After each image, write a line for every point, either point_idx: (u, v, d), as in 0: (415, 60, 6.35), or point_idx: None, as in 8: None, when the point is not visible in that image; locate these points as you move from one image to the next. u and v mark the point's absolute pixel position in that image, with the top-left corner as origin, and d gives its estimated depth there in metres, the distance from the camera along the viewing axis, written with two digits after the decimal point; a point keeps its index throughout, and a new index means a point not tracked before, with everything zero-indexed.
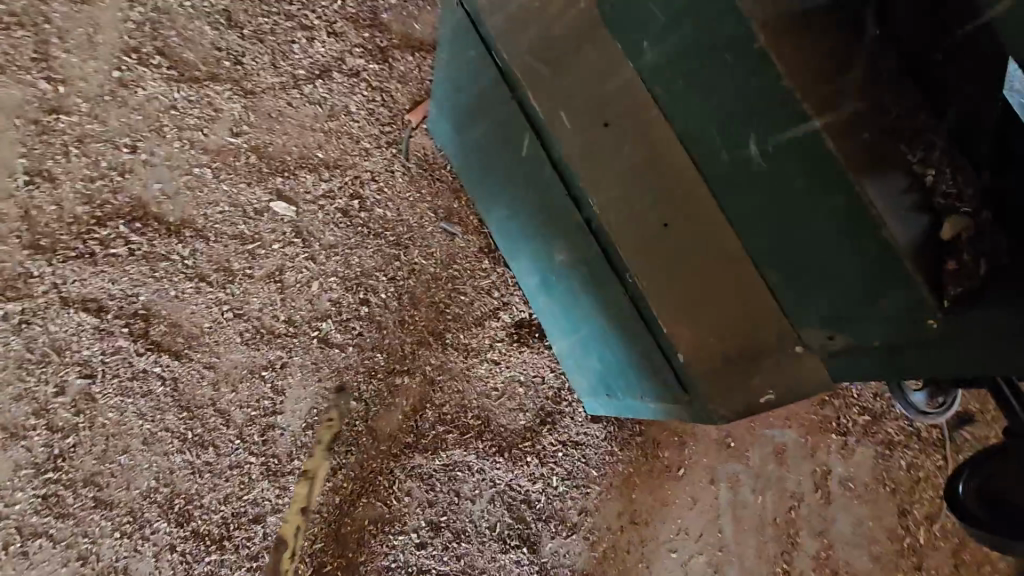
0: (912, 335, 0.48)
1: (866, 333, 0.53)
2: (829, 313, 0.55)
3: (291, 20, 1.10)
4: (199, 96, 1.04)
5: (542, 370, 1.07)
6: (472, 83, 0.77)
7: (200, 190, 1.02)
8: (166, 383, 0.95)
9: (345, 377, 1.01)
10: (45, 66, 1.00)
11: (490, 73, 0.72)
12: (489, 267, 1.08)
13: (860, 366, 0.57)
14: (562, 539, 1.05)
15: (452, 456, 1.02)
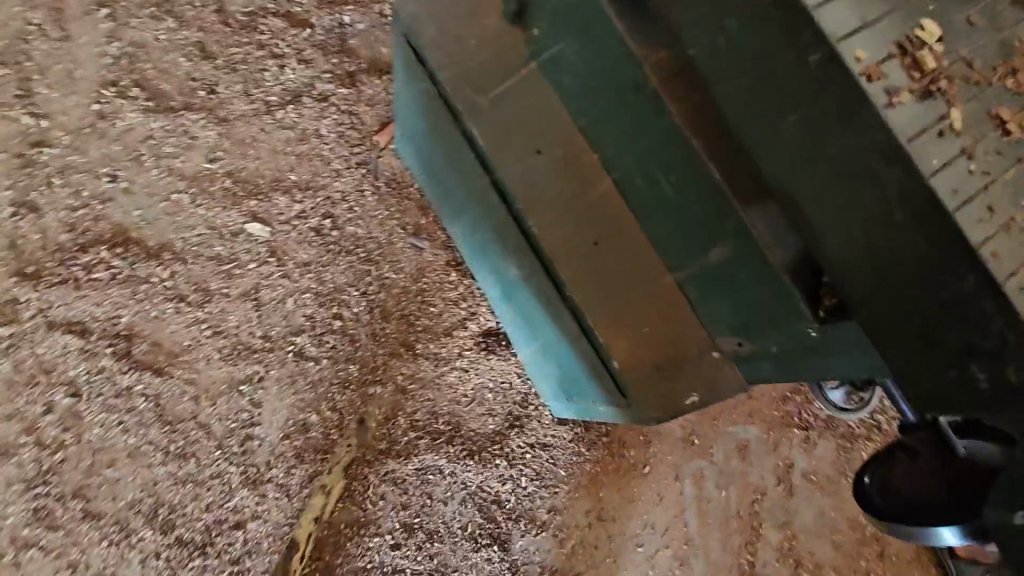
0: (802, 343, 0.53)
1: (767, 340, 0.58)
2: (736, 322, 0.60)
3: (262, 50, 1.16)
4: (176, 125, 1.10)
5: (510, 376, 1.13)
6: (424, 109, 0.82)
7: (178, 214, 1.07)
8: (149, 400, 1.00)
9: (320, 388, 1.06)
10: (28, 102, 1.06)
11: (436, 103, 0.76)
12: (456, 280, 1.14)
13: (766, 370, 0.62)
14: (532, 536, 1.11)
15: (424, 460, 1.08)
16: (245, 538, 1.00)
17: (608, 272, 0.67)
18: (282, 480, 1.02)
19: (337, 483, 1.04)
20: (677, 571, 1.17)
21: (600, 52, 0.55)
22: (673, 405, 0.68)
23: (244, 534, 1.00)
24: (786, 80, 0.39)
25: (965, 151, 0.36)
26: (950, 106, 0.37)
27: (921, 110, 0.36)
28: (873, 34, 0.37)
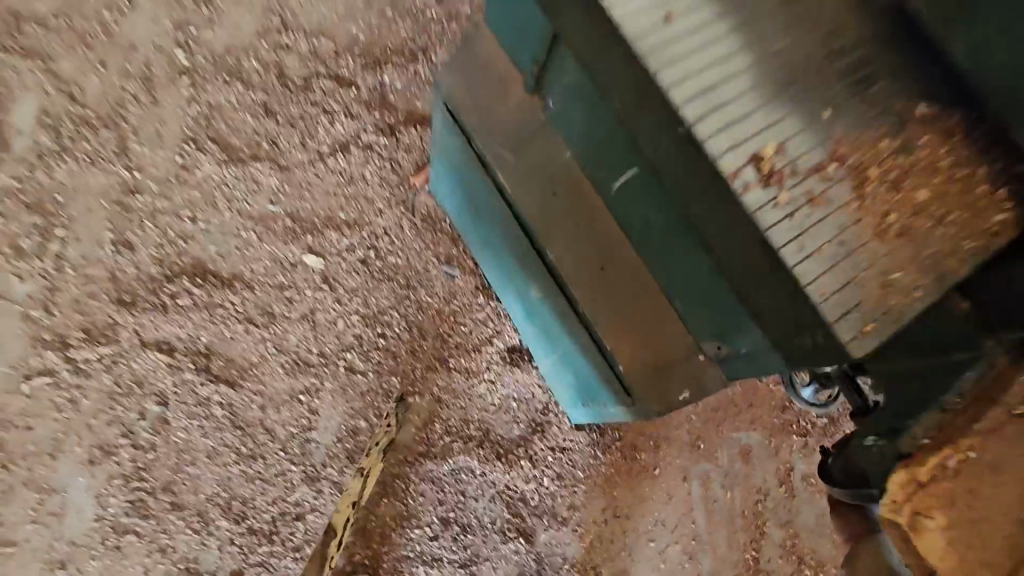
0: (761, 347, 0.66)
1: (736, 344, 0.72)
2: (715, 329, 0.74)
3: (317, 107, 1.37)
4: (244, 173, 1.30)
5: (532, 387, 1.27)
6: (461, 157, 0.99)
7: (247, 249, 1.25)
8: (224, 407, 1.16)
9: (367, 398, 1.22)
10: (124, 158, 1.26)
11: (471, 154, 0.94)
12: (483, 302, 1.30)
13: (740, 369, 0.76)
14: (555, 531, 1.24)
15: (458, 461, 1.22)
16: (305, 528, 1.15)
17: (611, 292, 0.82)
18: (336, 478, 1.18)
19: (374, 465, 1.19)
20: (686, 564, 1.29)
21: (598, 124, 0.70)
22: (665, 395, 0.83)
23: (304, 525, 1.15)
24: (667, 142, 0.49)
25: (793, 209, 0.45)
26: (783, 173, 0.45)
27: (757, 178, 0.45)
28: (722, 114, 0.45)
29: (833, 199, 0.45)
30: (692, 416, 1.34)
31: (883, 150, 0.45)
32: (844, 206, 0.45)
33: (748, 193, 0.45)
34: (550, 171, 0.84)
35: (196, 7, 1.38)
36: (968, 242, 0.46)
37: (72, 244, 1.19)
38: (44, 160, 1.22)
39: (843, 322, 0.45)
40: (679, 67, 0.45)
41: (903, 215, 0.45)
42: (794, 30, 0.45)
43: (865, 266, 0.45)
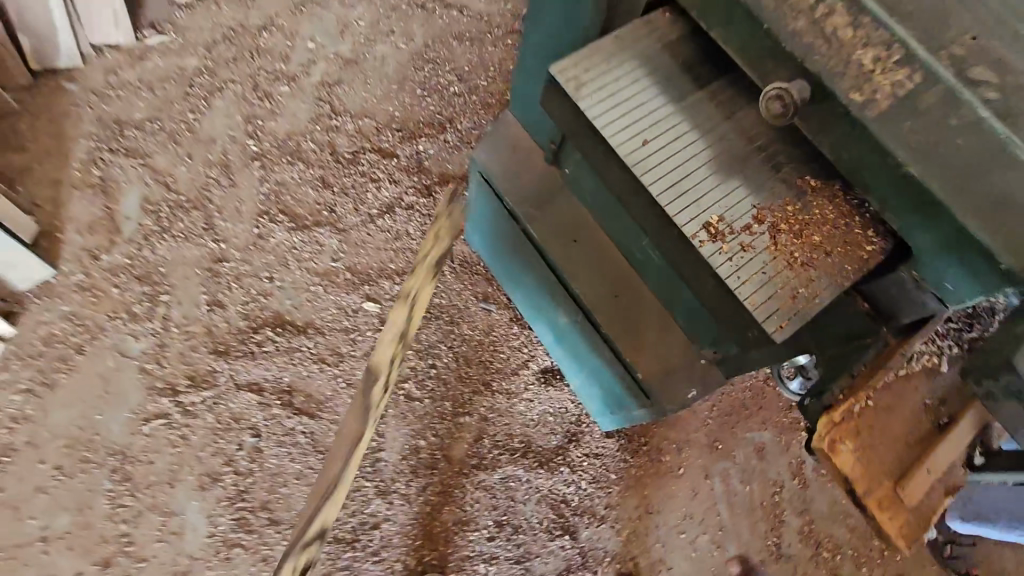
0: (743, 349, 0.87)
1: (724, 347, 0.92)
2: (710, 337, 0.95)
3: (365, 177, 1.63)
4: (310, 237, 1.54)
5: (565, 403, 1.47)
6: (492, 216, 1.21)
7: (316, 300, 1.49)
8: (307, 436, 1.38)
9: (424, 420, 1.43)
10: (212, 232, 1.52)
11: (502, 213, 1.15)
12: (518, 331, 1.51)
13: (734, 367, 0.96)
14: (595, 527, 1.41)
15: (506, 471, 1.41)
16: (380, 536, 1.34)
17: (626, 314, 1.03)
18: (403, 492, 1.37)
19: (422, 287, 1.16)
20: (716, 553, 1.44)
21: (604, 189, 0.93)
22: (674, 395, 1.00)
23: (379, 533, 1.34)
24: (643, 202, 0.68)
25: (726, 243, 0.60)
26: (719, 219, 0.60)
27: (697, 222, 0.60)
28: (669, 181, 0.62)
29: (755, 240, 0.60)
30: (708, 419, 1.52)
31: (788, 207, 0.61)
32: (765, 245, 0.60)
33: (692, 235, 0.60)
34: (569, 223, 1.07)
35: (261, 103, 1.69)
36: (851, 267, 0.59)
37: (175, 307, 1.43)
38: (149, 239, 1.48)
39: (772, 322, 0.58)
40: (636, 151, 0.63)
41: (807, 254, 0.59)
42: (726, 124, 0.64)
43: (788, 284, 0.59)
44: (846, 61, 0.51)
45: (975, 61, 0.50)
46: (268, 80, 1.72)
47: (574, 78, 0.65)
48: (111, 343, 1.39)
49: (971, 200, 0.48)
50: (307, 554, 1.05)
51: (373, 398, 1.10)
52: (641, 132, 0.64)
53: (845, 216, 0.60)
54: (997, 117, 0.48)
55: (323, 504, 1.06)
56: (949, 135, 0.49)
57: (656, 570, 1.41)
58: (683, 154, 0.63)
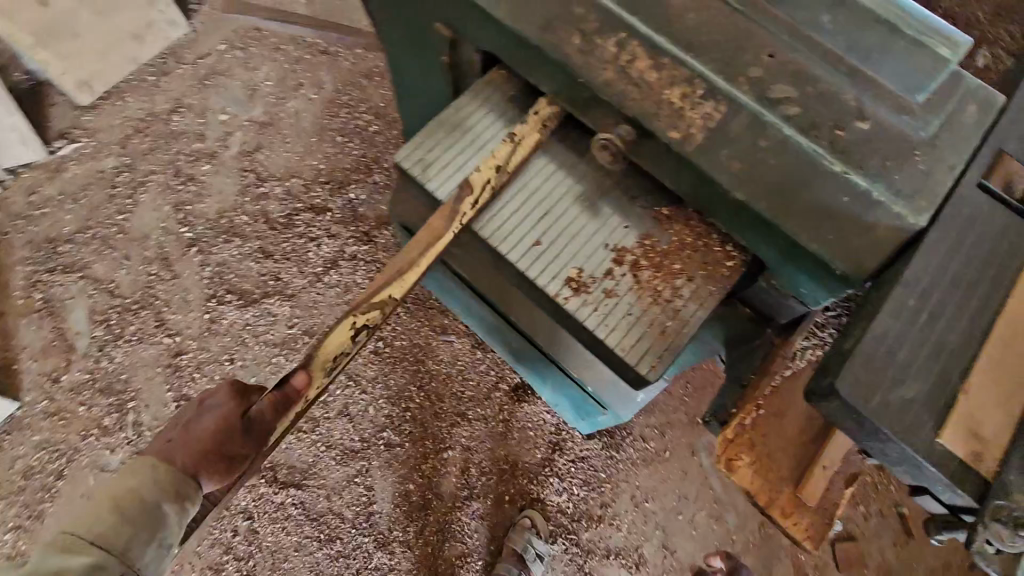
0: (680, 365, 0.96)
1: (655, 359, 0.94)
2: None
3: (303, 237, 1.64)
4: (261, 310, 1.56)
5: (543, 415, 1.50)
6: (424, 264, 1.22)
7: (281, 371, 1.52)
8: (298, 506, 1.41)
9: (409, 463, 1.45)
10: (164, 328, 1.53)
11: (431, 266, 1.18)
12: (483, 355, 1.54)
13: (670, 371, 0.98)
14: (595, 529, 1.44)
15: (498, 494, 1.45)
16: None
17: None
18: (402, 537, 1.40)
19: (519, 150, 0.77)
20: (715, 526, 1.47)
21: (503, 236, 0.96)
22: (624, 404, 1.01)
23: None
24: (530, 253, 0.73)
25: None
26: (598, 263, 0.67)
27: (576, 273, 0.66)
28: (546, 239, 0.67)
29: (617, 288, 0.74)
30: (684, 397, 1.54)
31: (648, 250, 0.75)
32: (625, 291, 0.74)
33: (557, 294, 0.74)
34: None
35: (186, 187, 1.69)
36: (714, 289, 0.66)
37: (144, 411, 1.46)
38: (104, 349, 1.50)
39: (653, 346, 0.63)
40: (505, 230, 0.76)
41: (664, 291, 0.73)
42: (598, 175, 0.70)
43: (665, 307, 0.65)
44: (658, 102, 0.64)
45: (774, 81, 0.63)
46: (188, 162, 1.72)
47: (423, 164, 0.79)
48: (88, 461, 1.41)
49: (793, 211, 0.60)
50: (365, 318, 0.74)
51: (475, 193, 0.74)
52: (510, 213, 0.77)
53: (698, 252, 0.74)
54: (804, 137, 0.62)
55: (395, 278, 0.74)
56: (765, 158, 0.62)
57: (661, 555, 1.44)
58: (551, 223, 0.77)
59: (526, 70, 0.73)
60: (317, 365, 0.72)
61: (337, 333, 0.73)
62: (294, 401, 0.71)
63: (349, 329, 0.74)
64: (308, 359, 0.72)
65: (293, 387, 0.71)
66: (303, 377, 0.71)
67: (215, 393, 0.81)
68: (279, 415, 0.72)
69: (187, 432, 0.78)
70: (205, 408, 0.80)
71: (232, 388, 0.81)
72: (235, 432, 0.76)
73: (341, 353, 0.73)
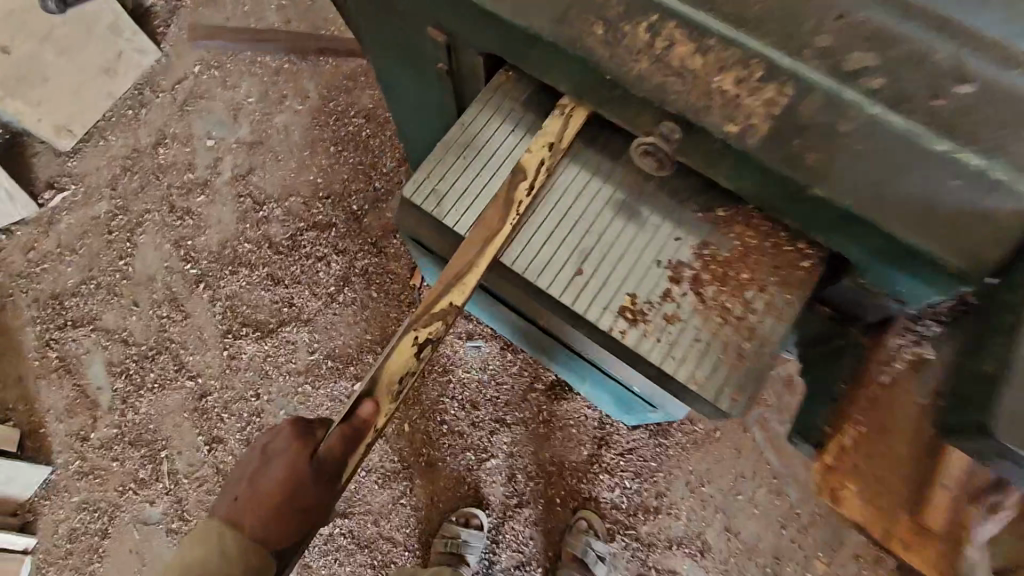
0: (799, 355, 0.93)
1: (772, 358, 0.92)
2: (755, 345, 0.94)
3: (310, 257, 1.58)
4: (279, 339, 1.51)
5: (583, 410, 1.44)
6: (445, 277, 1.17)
7: (310, 399, 1.47)
8: (347, 535, 1.38)
9: (453, 478, 1.41)
10: (184, 371, 1.49)
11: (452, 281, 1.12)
12: (513, 357, 1.47)
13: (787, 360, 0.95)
14: (653, 521, 1.40)
15: (549, 497, 1.40)
16: None
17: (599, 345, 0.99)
18: (442, 550, 1.33)
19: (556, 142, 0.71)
20: (778, 502, 1.40)
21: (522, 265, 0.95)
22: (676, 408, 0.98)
23: None
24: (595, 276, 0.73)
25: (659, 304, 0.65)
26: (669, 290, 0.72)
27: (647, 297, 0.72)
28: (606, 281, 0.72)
29: (679, 313, 0.71)
30: None
31: (706, 261, 0.73)
32: (688, 315, 0.71)
33: (612, 327, 0.71)
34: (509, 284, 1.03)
35: (183, 222, 1.63)
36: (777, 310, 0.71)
37: (177, 458, 1.43)
38: (129, 401, 1.47)
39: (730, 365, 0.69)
40: (546, 257, 0.73)
41: (728, 308, 0.71)
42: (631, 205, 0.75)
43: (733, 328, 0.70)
44: (709, 93, 0.58)
45: (849, 47, 0.55)
46: (182, 195, 1.65)
47: (438, 196, 0.74)
48: (131, 517, 1.39)
49: (887, 206, 0.55)
50: (426, 332, 0.65)
51: (532, 174, 0.70)
52: (547, 237, 0.74)
53: (766, 258, 0.72)
54: (895, 114, 0.54)
55: (460, 277, 0.66)
56: (848, 150, 0.55)
57: (725, 540, 1.39)
58: (594, 242, 0.74)
59: (558, 74, 0.67)
60: (384, 390, 0.64)
61: (399, 349, 0.64)
62: (363, 433, 0.62)
63: (411, 344, 0.65)
64: (374, 389, 0.63)
65: (361, 416, 0.62)
66: (370, 405, 0.62)
67: (281, 432, 0.73)
68: (349, 451, 0.63)
69: (261, 486, 0.72)
70: (271, 453, 0.72)
71: (293, 428, 0.72)
72: (300, 483, 0.67)
73: (405, 375, 0.64)
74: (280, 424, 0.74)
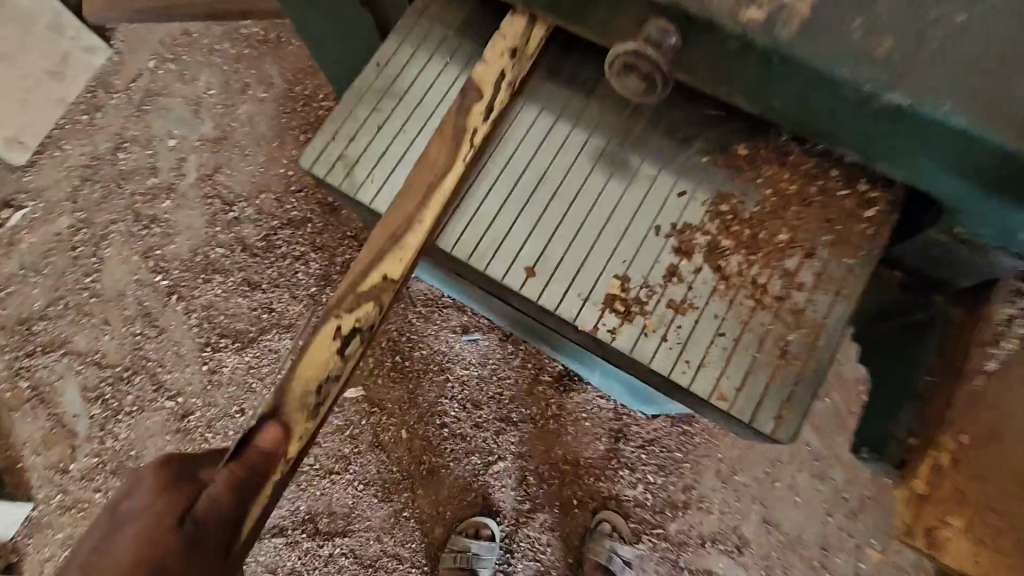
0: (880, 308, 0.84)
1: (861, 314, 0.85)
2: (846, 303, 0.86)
3: (288, 257, 1.45)
4: (261, 349, 1.40)
5: (596, 401, 1.30)
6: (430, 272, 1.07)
7: None
8: (349, 555, 1.28)
9: (459, 486, 1.29)
10: (163, 391, 1.40)
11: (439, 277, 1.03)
12: (514, 349, 1.33)
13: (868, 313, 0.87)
14: (681, 517, 1.27)
15: (565, 499, 1.28)
16: None
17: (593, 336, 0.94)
18: (452, 565, 1.23)
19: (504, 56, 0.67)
20: (821, 487, 1.26)
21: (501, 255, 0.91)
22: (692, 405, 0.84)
23: None
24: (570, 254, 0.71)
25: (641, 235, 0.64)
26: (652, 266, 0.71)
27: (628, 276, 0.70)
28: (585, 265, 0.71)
29: (695, 300, 0.70)
30: None
31: (710, 232, 0.71)
32: (703, 303, 0.70)
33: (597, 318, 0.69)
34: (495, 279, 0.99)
35: (150, 231, 1.51)
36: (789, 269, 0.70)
37: None
38: (107, 428, 1.38)
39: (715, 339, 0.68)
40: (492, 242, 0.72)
41: (757, 286, 0.70)
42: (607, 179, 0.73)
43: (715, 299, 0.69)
44: None
45: None
46: (146, 202, 1.53)
47: (346, 159, 0.75)
48: None
49: (979, 102, 0.50)
50: (353, 321, 0.61)
51: (488, 94, 0.65)
52: (491, 220, 0.72)
53: (817, 212, 0.71)
54: None
55: (391, 248, 0.63)
56: (936, 36, 0.52)
57: (763, 533, 1.26)
58: (549, 224, 0.72)
59: None
60: (294, 418, 0.59)
61: (317, 347, 0.60)
62: (258, 473, 0.57)
63: (333, 340, 0.61)
64: (283, 413, 0.59)
65: (257, 452, 0.57)
66: (272, 437, 0.58)
67: (142, 483, 0.59)
68: (238, 498, 0.57)
69: (91, 567, 0.55)
70: (127, 514, 0.58)
71: (159, 478, 0.60)
72: (179, 553, 0.55)
73: (326, 377, 0.60)
74: (138, 474, 0.61)
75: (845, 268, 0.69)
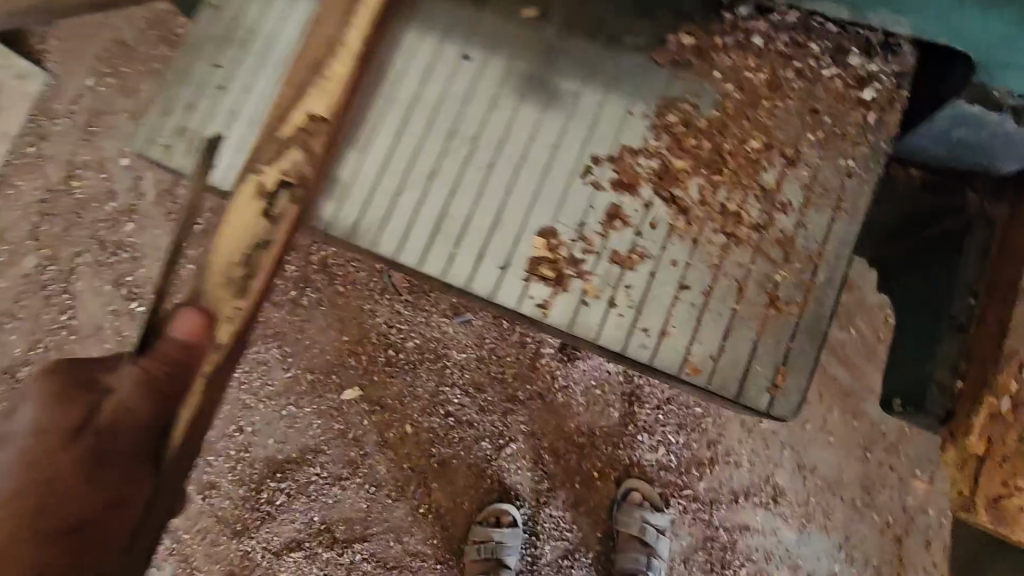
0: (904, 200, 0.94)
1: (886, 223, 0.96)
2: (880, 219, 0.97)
3: None
4: None
5: (604, 367, 1.22)
6: None
7: (296, 421, 1.27)
8: (371, 560, 1.24)
9: (473, 474, 1.24)
10: None
11: None
12: (510, 324, 1.25)
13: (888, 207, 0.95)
14: (710, 475, 1.20)
15: (583, 471, 1.22)
16: None
17: None
18: (478, 557, 1.18)
19: None
20: (856, 424, 1.18)
21: None
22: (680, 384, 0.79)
23: None
24: (487, 222, 0.81)
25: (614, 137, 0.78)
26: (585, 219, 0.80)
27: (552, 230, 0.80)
28: (503, 228, 0.80)
29: (647, 251, 0.79)
30: None
31: (661, 174, 0.80)
32: (658, 253, 0.79)
33: (527, 278, 0.79)
34: None
35: (118, 257, 1.45)
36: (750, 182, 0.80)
37: None
38: None
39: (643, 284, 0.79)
40: (389, 216, 0.81)
41: (730, 222, 0.79)
42: (516, 144, 0.82)
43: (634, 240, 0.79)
44: None
45: None
46: (109, 229, 1.46)
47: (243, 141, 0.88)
48: None
49: None
50: (277, 175, 0.73)
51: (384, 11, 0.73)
52: (407, 206, 0.82)
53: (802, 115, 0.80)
54: None
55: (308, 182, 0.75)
56: None
57: (799, 479, 1.18)
58: (444, 201, 0.81)
59: None
60: (213, 312, 0.69)
61: (244, 204, 0.72)
62: (175, 359, 0.66)
63: (258, 200, 0.73)
64: (204, 303, 0.70)
65: (181, 339, 0.66)
66: (189, 325, 0.66)
67: (30, 394, 0.63)
68: (146, 395, 0.65)
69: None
70: (14, 430, 0.63)
71: (44, 389, 0.63)
72: (84, 463, 0.62)
73: (255, 245, 0.71)
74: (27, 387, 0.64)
75: (845, 172, 0.79)
